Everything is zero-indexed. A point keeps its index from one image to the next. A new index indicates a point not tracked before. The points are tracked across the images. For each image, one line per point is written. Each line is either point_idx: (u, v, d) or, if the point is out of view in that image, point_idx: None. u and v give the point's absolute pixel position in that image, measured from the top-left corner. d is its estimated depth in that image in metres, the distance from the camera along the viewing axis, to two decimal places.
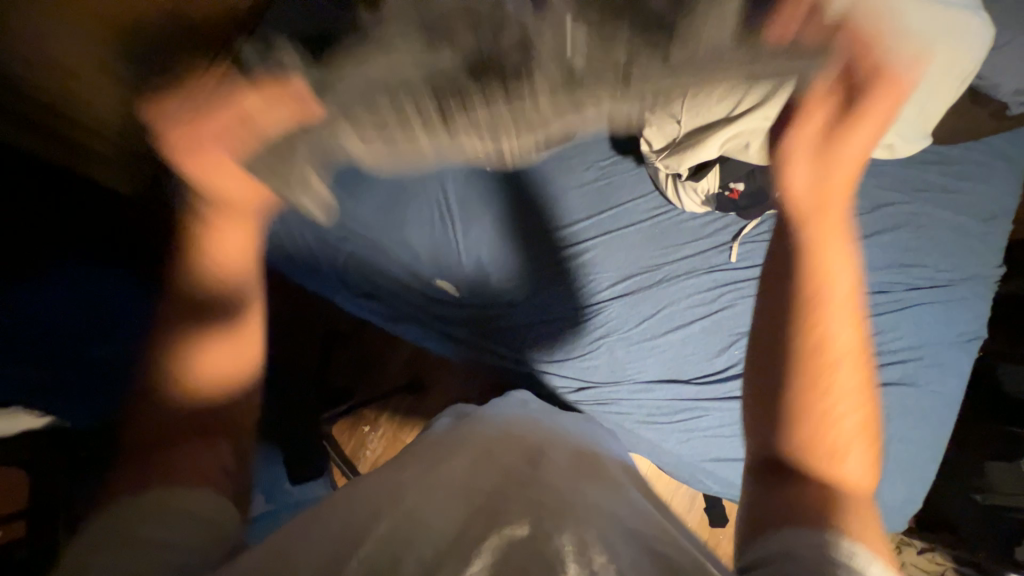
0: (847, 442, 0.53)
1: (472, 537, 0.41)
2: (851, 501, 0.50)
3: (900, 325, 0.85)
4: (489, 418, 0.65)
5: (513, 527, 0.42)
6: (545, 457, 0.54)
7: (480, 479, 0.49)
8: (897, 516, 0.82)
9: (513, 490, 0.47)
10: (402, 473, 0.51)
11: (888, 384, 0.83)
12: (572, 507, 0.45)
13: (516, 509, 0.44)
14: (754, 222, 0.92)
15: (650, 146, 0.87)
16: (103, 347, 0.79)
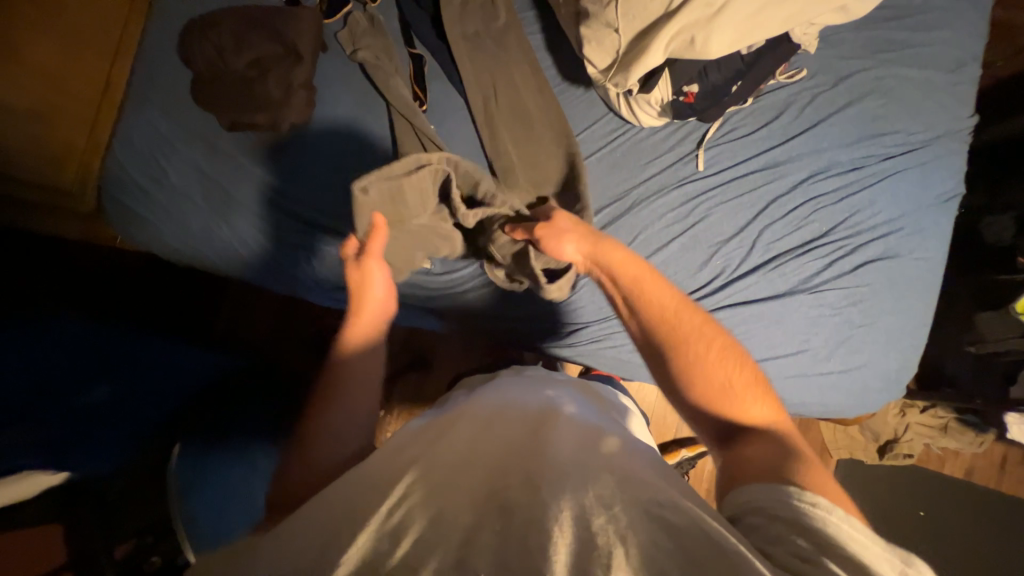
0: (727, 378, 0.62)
1: (472, 513, 0.42)
2: (782, 444, 0.56)
3: (877, 200, 0.83)
4: (480, 398, 0.67)
5: (515, 499, 0.43)
6: (550, 427, 0.56)
7: (484, 458, 0.51)
8: (894, 384, 0.85)
9: (517, 464, 0.49)
10: (408, 454, 0.52)
11: (872, 261, 0.82)
12: (570, 472, 0.46)
13: (518, 481, 0.45)
14: (717, 123, 0.86)
15: (591, 65, 0.78)
16: (88, 395, 0.79)
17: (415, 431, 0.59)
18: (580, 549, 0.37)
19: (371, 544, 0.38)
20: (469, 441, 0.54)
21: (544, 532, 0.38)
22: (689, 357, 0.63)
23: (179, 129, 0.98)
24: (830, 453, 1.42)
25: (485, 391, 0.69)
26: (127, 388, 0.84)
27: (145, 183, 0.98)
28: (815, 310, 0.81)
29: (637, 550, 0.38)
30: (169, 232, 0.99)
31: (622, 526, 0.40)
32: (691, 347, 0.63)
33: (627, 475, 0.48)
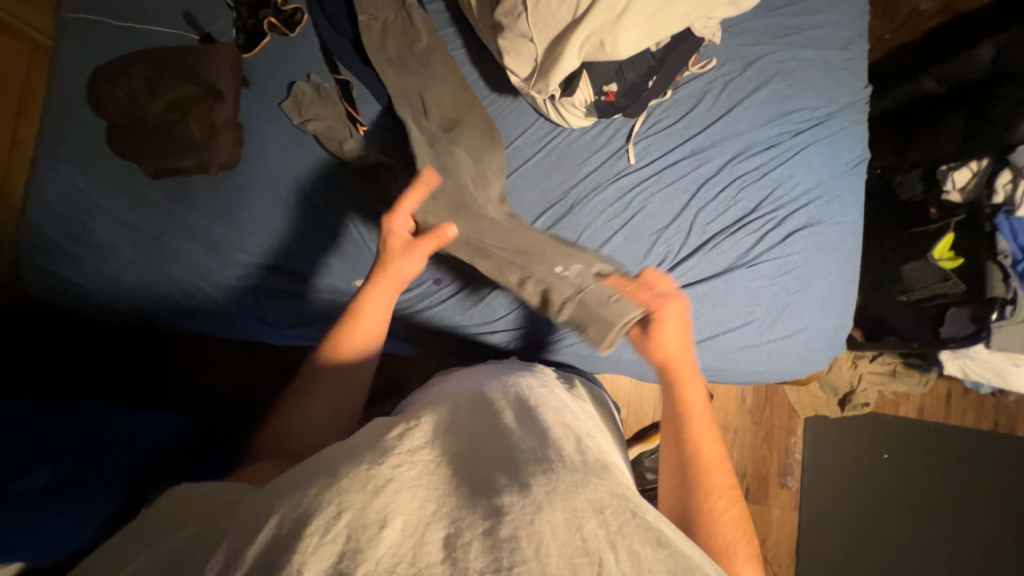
0: (729, 542, 0.57)
1: (454, 512, 0.42)
2: None
3: (795, 172, 0.89)
4: (449, 390, 0.66)
5: (504, 496, 0.42)
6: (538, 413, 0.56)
7: (476, 451, 0.50)
8: (835, 340, 0.90)
9: (508, 455, 0.48)
10: (363, 439, 0.51)
11: (799, 229, 0.87)
12: (558, 466, 0.46)
13: (507, 475, 0.45)
14: (641, 118, 0.90)
15: (513, 75, 0.80)
16: (29, 478, 0.72)
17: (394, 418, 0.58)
18: (573, 551, 0.38)
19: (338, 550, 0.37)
20: (450, 430, 0.54)
21: (536, 540, 0.39)
22: (698, 501, 0.60)
23: (98, 182, 0.93)
24: (797, 413, 1.50)
25: (451, 385, 0.68)
26: (74, 465, 0.77)
27: (65, 243, 0.92)
28: (754, 283, 0.86)
29: (626, 556, 0.39)
30: (103, 289, 0.94)
31: (612, 531, 0.40)
32: (708, 499, 0.60)
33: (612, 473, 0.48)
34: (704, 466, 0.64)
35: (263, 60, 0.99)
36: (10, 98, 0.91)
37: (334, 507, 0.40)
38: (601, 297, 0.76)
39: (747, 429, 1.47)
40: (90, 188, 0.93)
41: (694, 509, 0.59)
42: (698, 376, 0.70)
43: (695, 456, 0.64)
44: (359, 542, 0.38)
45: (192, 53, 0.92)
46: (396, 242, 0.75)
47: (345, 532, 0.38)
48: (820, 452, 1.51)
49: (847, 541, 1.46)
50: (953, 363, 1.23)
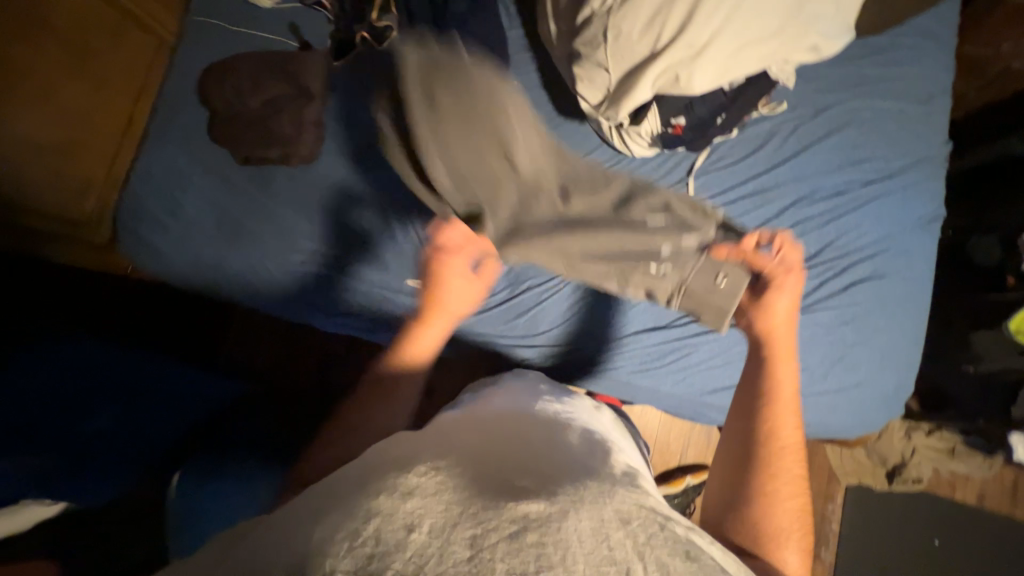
0: (791, 502, 0.63)
1: (476, 507, 0.41)
2: (773, 533, 0.59)
3: (863, 222, 0.86)
4: (484, 405, 0.68)
5: (529, 503, 0.42)
6: (567, 440, 0.56)
7: (498, 460, 0.51)
8: (893, 401, 0.83)
9: (528, 470, 0.49)
10: (398, 451, 0.52)
11: (862, 279, 0.84)
12: (580, 484, 0.46)
13: (531, 485, 0.46)
14: (705, 153, 0.91)
15: (584, 100, 0.84)
16: (90, 424, 0.77)
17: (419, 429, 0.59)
18: (600, 559, 0.37)
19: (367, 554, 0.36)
20: (475, 439, 0.56)
21: (562, 547, 0.38)
22: (767, 465, 0.64)
23: (195, 163, 1.03)
24: (838, 478, 1.40)
25: (490, 400, 0.70)
26: (126, 415, 0.81)
27: (153, 213, 1.02)
28: (810, 330, 0.82)
29: (656, 566, 0.38)
30: (181, 259, 1.02)
31: (639, 542, 0.40)
32: (778, 462, 0.64)
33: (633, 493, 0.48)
34: (794, 489, 0.64)
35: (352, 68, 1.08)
36: (132, 85, 1.04)
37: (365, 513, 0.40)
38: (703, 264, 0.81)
39: None
40: (183, 167, 1.03)
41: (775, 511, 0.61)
42: (791, 348, 0.73)
43: (773, 415, 0.67)
44: (386, 544, 0.37)
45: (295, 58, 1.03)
46: (455, 238, 0.82)
47: (372, 536, 0.37)
48: (861, 526, 1.39)
49: None
50: None
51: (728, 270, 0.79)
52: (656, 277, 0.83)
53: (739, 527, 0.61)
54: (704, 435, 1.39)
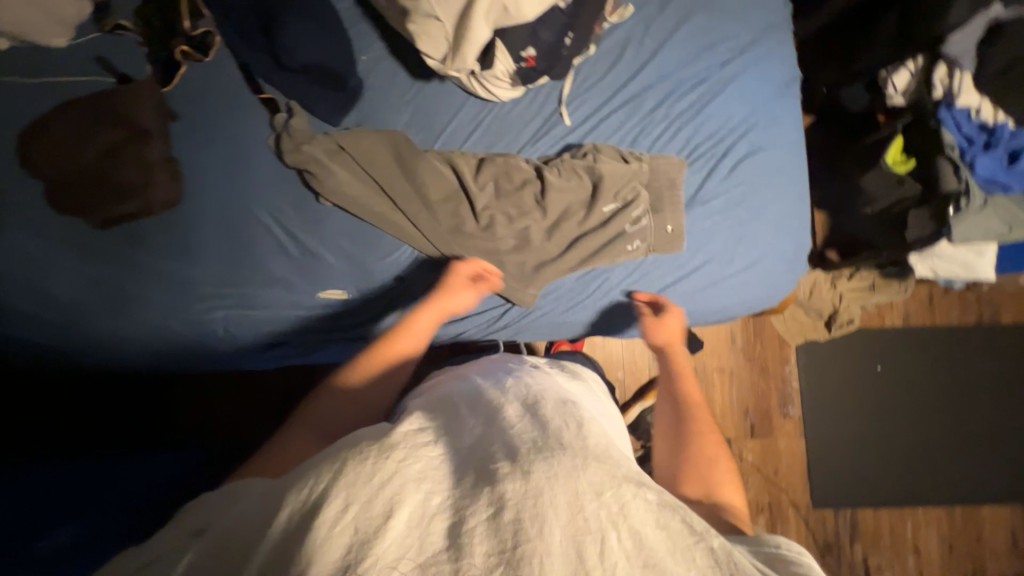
0: (707, 440, 0.67)
1: (456, 497, 0.44)
2: (706, 472, 0.63)
3: (732, 102, 0.87)
4: (445, 385, 0.67)
5: (506, 483, 0.43)
6: (539, 405, 0.56)
7: (476, 440, 0.51)
8: (796, 260, 0.88)
9: (506, 441, 0.49)
10: (353, 436, 0.50)
11: (744, 158, 0.86)
12: (553, 452, 0.47)
13: (505, 462, 0.46)
14: (570, 78, 0.89)
15: (430, 58, 0.79)
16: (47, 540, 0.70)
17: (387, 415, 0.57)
18: (573, 534, 0.40)
19: (349, 540, 0.39)
20: (450, 425, 0.54)
21: (538, 521, 0.40)
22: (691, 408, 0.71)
23: (49, 242, 0.92)
24: (788, 342, 1.53)
25: (453, 382, 0.68)
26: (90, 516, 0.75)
27: (19, 311, 0.91)
28: (709, 221, 0.84)
29: (630, 535, 0.41)
30: (84, 348, 0.94)
31: (614, 511, 0.42)
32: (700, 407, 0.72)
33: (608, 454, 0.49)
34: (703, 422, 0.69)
35: (186, 91, 0.97)
36: None
37: (340, 499, 0.41)
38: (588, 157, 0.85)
39: (743, 368, 1.52)
40: (36, 247, 0.91)
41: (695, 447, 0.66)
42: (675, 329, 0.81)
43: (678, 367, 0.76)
44: (367, 533, 0.39)
45: (113, 97, 0.91)
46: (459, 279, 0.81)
47: (351, 525, 0.40)
48: (818, 376, 1.54)
49: (854, 453, 1.52)
50: (924, 265, 1.24)
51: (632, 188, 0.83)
52: (571, 215, 0.85)
53: (681, 474, 0.63)
54: None
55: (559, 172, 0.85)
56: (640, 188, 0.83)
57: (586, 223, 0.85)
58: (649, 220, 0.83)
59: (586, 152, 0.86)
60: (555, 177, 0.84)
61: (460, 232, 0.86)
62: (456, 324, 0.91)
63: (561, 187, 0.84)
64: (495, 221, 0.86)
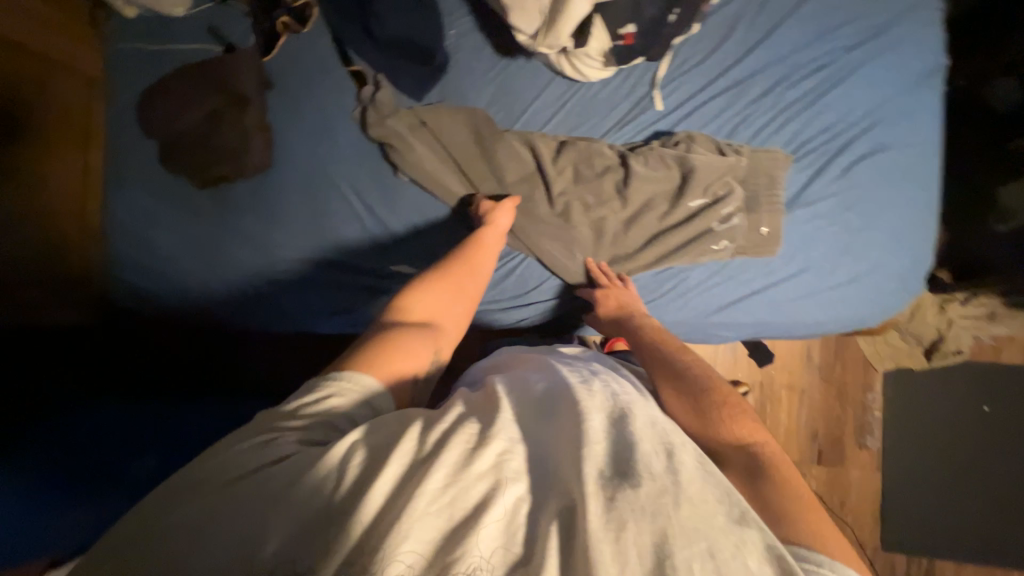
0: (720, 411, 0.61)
1: (540, 508, 0.45)
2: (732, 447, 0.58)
3: (854, 94, 0.77)
4: (534, 368, 0.68)
5: (591, 503, 0.44)
6: (629, 418, 0.54)
7: (564, 439, 0.51)
8: (911, 280, 0.77)
9: (593, 449, 0.49)
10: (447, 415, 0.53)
11: (861, 158, 0.76)
12: (646, 485, 0.46)
13: (593, 476, 0.46)
14: (666, 59, 0.82)
15: (521, 33, 0.76)
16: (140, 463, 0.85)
17: (480, 396, 0.59)
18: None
19: (442, 525, 0.43)
20: (541, 420, 0.54)
21: (620, 559, 0.41)
22: (678, 369, 0.67)
23: (158, 199, 1.01)
24: (874, 367, 1.38)
25: (541, 366, 0.67)
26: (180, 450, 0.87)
27: (130, 259, 1.01)
28: (810, 225, 0.76)
29: None
30: (177, 294, 1.02)
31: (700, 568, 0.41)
32: (689, 364, 0.67)
33: (700, 481, 0.48)
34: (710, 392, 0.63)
35: (282, 61, 1.02)
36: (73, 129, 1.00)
37: (441, 481, 0.45)
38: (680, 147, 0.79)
39: (817, 389, 1.39)
40: (148, 202, 1.01)
41: (710, 421, 0.60)
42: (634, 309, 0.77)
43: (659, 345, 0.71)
44: (457, 524, 0.43)
45: (220, 64, 0.97)
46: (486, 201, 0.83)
47: (446, 510, 0.44)
48: (906, 409, 1.37)
49: (939, 500, 1.35)
50: None
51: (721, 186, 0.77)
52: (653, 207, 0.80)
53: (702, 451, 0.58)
54: (731, 353, 1.37)
55: (646, 160, 0.79)
56: (734, 184, 0.77)
57: (670, 219, 0.80)
58: (741, 219, 0.77)
59: (679, 143, 0.80)
60: (641, 166, 0.79)
61: (532, 217, 0.84)
62: (519, 309, 0.89)
63: (645, 178, 0.80)
64: (570, 208, 0.83)
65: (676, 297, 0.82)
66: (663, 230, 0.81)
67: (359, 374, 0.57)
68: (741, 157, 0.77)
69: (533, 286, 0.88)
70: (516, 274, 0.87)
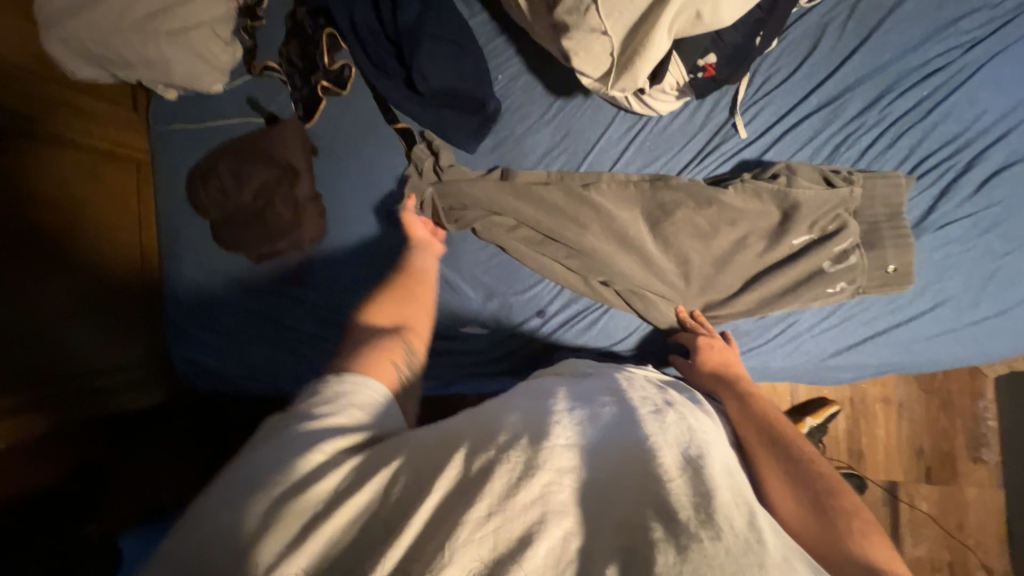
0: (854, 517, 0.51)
1: (594, 545, 0.39)
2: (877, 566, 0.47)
3: (977, 98, 0.72)
4: (587, 378, 0.61)
5: (657, 552, 0.37)
6: (702, 461, 0.46)
7: (619, 477, 0.44)
8: None
9: (655, 494, 0.42)
10: (486, 430, 0.48)
11: (995, 172, 0.71)
12: (721, 539, 0.38)
13: (661, 524, 0.40)
14: (745, 81, 0.75)
15: (584, 77, 0.70)
16: None
17: (522, 407, 0.52)
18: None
19: (487, 552, 0.38)
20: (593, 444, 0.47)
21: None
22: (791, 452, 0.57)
23: (213, 277, 0.98)
24: (981, 371, 1.26)
25: (590, 379, 0.60)
26: None
27: (189, 341, 1.00)
28: (942, 252, 0.71)
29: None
30: (238, 371, 1.00)
31: None
32: (807, 453, 0.57)
33: (780, 540, 0.41)
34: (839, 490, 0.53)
35: (325, 124, 0.98)
36: (132, 211, 0.99)
37: (488, 502, 0.40)
38: (778, 180, 0.73)
39: (916, 399, 1.27)
40: (203, 274, 0.98)
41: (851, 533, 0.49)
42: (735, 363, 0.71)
43: (767, 413, 0.62)
44: (501, 551, 0.38)
45: (267, 138, 0.95)
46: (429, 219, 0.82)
47: (490, 535, 0.39)
48: None
49: None
50: None
51: (826, 219, 0.73)
52: (746, 244, 0.75)
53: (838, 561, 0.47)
54: None
55: (739, 195, 0.74)
56: (847, 215, 0.72)
57: (772, 257, 0.74)
58: (860, 257, 0.71)
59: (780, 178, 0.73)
60: (733, 200, 0.74)
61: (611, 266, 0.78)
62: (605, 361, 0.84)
63: (741, 209, 0.74)
64: (658, 252, 0.77)
65: (790, 342, 0.76)
66: (763, 270, 0.75)
67: (358, 374, 0.55)
68: (855, 186, 0.71)
69: (619, 338, 0.82)
70: (600, 324, 0.82)
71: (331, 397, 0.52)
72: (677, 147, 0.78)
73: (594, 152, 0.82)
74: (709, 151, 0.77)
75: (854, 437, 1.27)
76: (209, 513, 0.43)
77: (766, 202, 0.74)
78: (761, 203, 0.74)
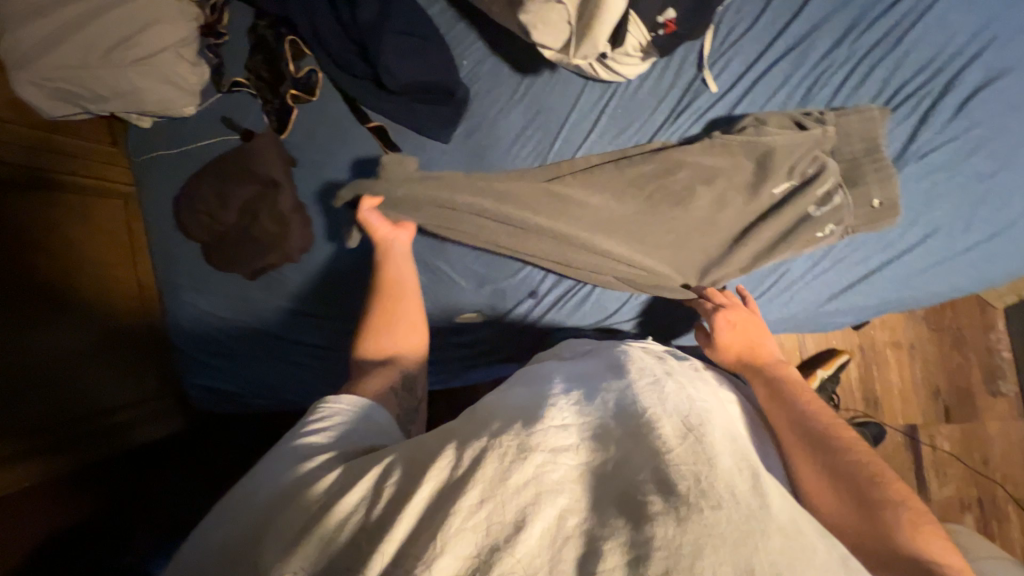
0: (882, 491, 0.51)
1: (593, 522, 0.39)
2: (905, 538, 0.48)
3: (949, 20, 0.70)
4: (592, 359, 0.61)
5: (656, 525, 0.37)
6: (702, 428, 0.45)
7: (620, 451, 0.44)
8: None
9: (654, 465, 0.42)
10: (488, 418, 0.48)
11: (975, 92, 0.69)
12: (722, 508, 0.38)
13: (659, 494, 0.40)
14: (710, 33, 0.74)
15: (545, 49, 0.70)
16: None
17: (525, 393, 0.52)
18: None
19: (482, 540, 0.38)
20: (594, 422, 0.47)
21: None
22: (817, 429, 0.56)
23: (213, 299, 1.00)
24: (991, 304, 1.24)
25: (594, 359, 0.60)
26: None
27: (199, 367, 1.02)
28: (928, 180, 0.70)
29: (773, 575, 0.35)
30: (249, 388, 1.02)
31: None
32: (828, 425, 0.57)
33: (789, 509, 0.41)
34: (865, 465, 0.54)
35: (300, 134, 0.98)
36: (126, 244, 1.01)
37: (480, 492, 0.41)
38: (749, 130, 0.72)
39: (927, 340, 1.25)
40: (202, 298, 1.00)
41: (877, 508, 0.50)
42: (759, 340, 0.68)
43: (787, 389, 0.62)
44: (495, 539, 0.38)
45: (243, 154, 0.96)
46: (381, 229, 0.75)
47: (483, 526, 0.39)
48: None
49: None
50: None
51: (806, 162, 0.72)
52: (729, 201, 0.74)
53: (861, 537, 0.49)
54: None
55: (715, 154, 0.73)
56: (825, 158, 0.71)
57: (755, 207, 0.73)
58: (844, 196, 0.70)
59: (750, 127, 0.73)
60: (709, 159, 0.73)
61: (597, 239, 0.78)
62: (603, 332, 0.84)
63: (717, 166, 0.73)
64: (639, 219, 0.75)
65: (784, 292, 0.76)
66: (749, 222, 0.74)
67: (351, 396, 0.60)
68: (828, 125, 0.71)
69: (613, 307, 0.83)
70: (593, 297, 0.83)
71: (320, 419, 0.56)
72: (648, 110, 0.78)
73: (566, 127, 0.81)
74: (682, 110, 0.76)
75: (868, 385, 1.26)
76: (215, 543, 0.46)
77: (741, 156, 0.73)
78: (735, 157, 0.73)
